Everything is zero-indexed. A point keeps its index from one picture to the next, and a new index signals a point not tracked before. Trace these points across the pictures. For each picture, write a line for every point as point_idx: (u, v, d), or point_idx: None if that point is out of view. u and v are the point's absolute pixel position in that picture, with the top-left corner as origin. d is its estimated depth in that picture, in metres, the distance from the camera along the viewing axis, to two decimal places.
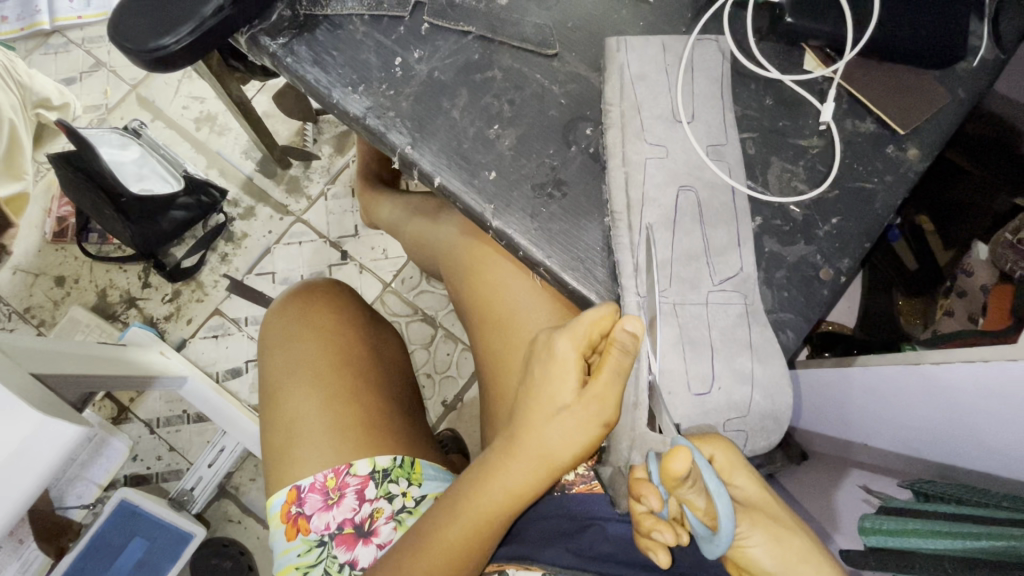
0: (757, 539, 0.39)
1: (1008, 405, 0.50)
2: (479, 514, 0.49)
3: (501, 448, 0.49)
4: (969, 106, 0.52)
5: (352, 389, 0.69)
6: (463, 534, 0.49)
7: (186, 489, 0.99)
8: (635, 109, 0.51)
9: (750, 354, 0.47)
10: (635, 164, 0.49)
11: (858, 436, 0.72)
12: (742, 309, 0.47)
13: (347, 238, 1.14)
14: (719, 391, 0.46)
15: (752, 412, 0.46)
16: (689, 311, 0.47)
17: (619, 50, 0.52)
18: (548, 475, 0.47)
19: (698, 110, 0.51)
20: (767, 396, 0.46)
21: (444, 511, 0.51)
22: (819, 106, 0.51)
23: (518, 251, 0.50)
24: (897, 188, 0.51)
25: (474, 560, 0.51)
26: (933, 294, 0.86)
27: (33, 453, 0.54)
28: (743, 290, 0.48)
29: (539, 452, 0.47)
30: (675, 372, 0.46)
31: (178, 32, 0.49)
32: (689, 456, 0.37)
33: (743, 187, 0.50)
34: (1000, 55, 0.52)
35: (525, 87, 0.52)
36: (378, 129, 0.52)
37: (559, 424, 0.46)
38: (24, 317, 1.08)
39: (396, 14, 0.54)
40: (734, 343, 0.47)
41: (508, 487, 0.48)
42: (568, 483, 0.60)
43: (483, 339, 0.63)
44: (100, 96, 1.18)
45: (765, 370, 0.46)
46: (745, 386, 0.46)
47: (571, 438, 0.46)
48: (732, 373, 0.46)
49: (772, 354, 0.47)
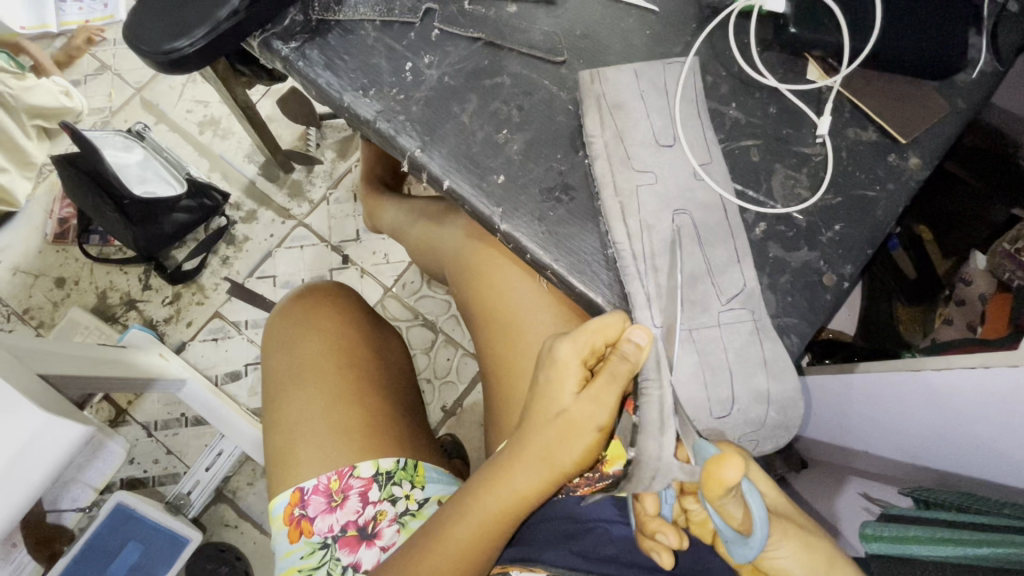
0: (784, 551, 0.40)
1: (1014, 416, 0.51)
2: (487, 513, 0.49)
3: (507, 450, 0.49)
4: (969, 117, 0.53)
5: (354, 394, 0.68)
6: (470, 534, 0.50)
7: (183, 492, 0.98)
8: (622, 131, 0.52)
9: (765, 373, 0.47)
10: (628, 193, 0.50)
11: (859, 444, 0.73)
12: (752, 326, 0.48)
13: (348, 242, 1.14)
14: (738, 412, 0.47)
15: (766, 430, 0.47)
16: (704, 334, 0.48)
17: (598, 78, 0.53)
18: (548, 479, 0.47)
19: (681, 130, 0.52)
20: (781, 409, 0.47)
21: (453, 511, 0.51)
22: (817, 118, 0.52)
23: (525, 255, 0.51)
24: (898, 197, 0.51)
25: (482, 562, 0.51)
26: (933, 303, 0.87)
27: (36, 456, 0.54)
28: (750, 305, 0.48)
29: (543, 453, 0.46)
30: (696, 400, 0.47)
31: (193, 35, 0.50)
32: (740, 467, 0.36)
33: (732, 195, 0.51)
34: (999, 68, 0.53)
35: (533, 93, 0.53)
36: (389, 133, 0.52)
37: (559, 426, 0.46)
38: (23, 318, 1.08)
39: (407, 20, 0.54)
40: (748, 363, 0.47)
41: (514, 488, 0.48)
42: (574, 484, 0.57)
43: (487, 342, 0.64)
44: (105, 98, 1.19)
45: (780, 387, 0.47)
46: (762, 404, 0.47)
47: (573, 441, 0.45)
48: (750, 393, 0.47)
49: (783, 368, 0.47)
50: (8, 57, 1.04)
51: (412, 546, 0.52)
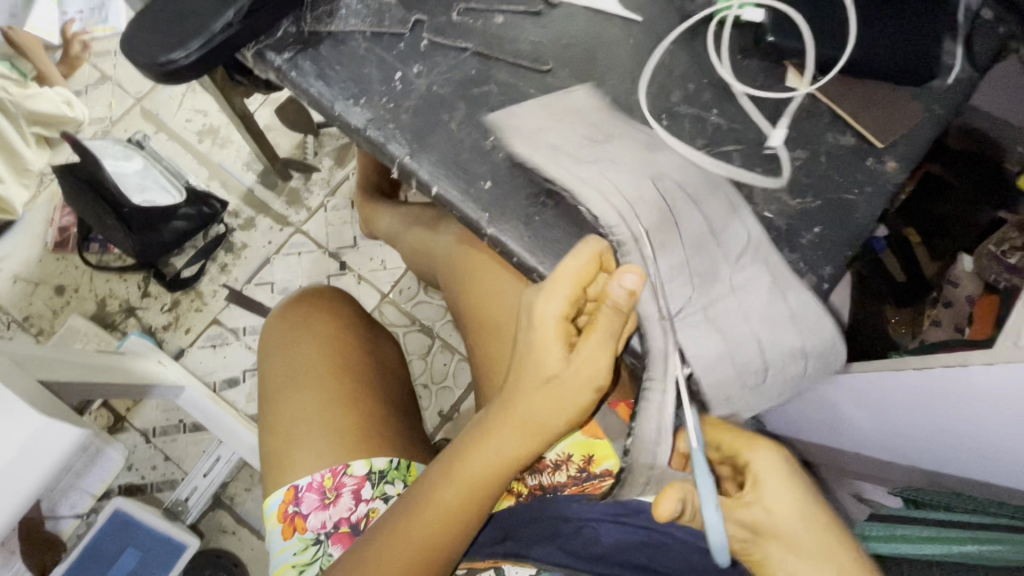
0: (787, 556, 0.44)
1: (997, 413, 0.52)
2: (475, 477, 0.52)
3: (495, 415, 0.52)
4: (946, 122, 0.54)
5: (359, 377, 0.71)
6: (457, 498, 0.52)
7: (181, 498, 1.00)
8: (607, 139, 0.53)
9: (796, 327, 0.50)
10: (614, 195, 0.51)
11: (850, 445, 0.74)
12: (770, 280, 0.50)
13: (345, 249, 1.15)
14: (776, 372, 0.50)
15: (808, 376, 0.51)
16: (721, 308, 0.50)
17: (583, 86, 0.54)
18: (538, 439, 0.51)
19: (665, 137, 0.54)
20: (821, 355, 0.51)
21: (440, 475, 0.53)
22: (767, 129, 0.54)
23: (512, 258, 0.52)
24: (877, 199, 0.53)
25: (469, 525, 0.54)
26: (920, 306, 0.89)
27: (32, 460, 0.54)
28: (762, 254, 0.51)
29: (532, 415, 0.50)
30: (727, 379, 0.49)
31: (189, 48, 0.52)
32: (667, 502, 0.43)
33: (720, 166, 0.53)
34: (974, 74, 0.55)
35: (520, 101, 0.55)
36: (378, 140, 0.54)
37: (548, 388, 0.50)
38: (23, 326, 1.09)
39: (397, 31, 0.56)
40: (778, 321, 0.50)
41: (502, 450, 0.51)
42: (561, 484, 0.61)
43: (479, 344, 0.65)
44: (105, 108, 1.21)
45: (812, 338, 0.50)
46: (799, 360, 0.50)
47: (561, 401, 0.50)
48: (783, 350, 0.50)
49: (815, 314, 0.50)
50: (10, 65, 1.06)
51: (395, 515, 0.54)
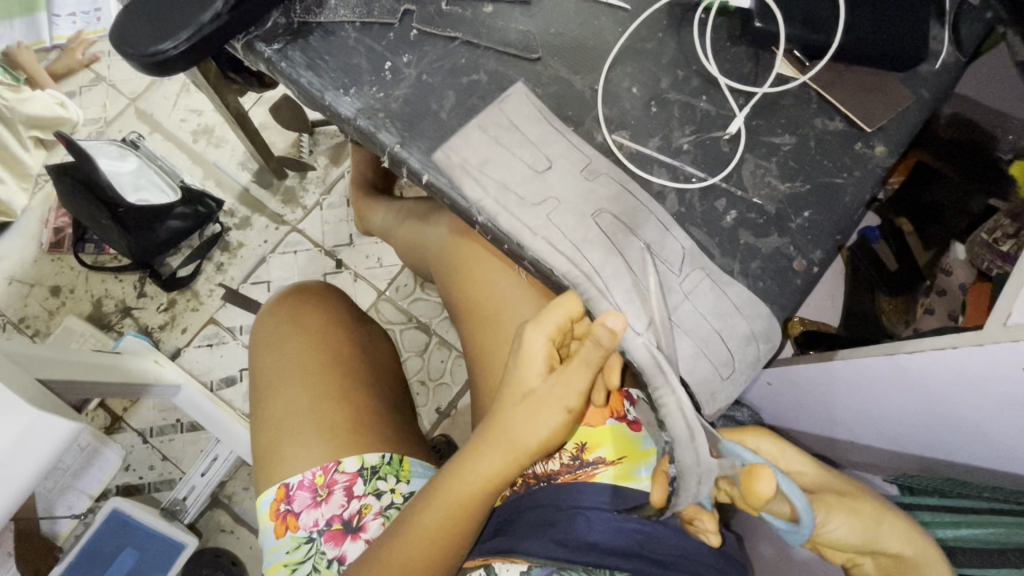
0: (837, 522, 0.43)
1: (985, 398, 0.52)
2: (454, 500, 0.51)
3: (476, 435, 0.52)
4: (933, 106, 0.55)
5: (340, 383, 0.70)
6: (436, 521, 0.52)
7: (179, 498, 0.99)
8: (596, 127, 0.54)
9: (743, 318, 0.50)
10: (599, 177, 0.52)
11: (844, 434, 0.74)
12: (711, 282, 0.51)
13: (341, 246, 1.15)
14: (740, 360, 0.50)
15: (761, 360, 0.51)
16: (683, 314, 0.50)
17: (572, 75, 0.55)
18: (514, 462, 0.50)
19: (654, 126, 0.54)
20: (767, 340, 0.51)
21: (423, 498, 0.54)
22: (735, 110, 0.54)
23: (503, 244, 0.52)
24: (864, 184, 0.53)
25: (453, 550, 0.53)
26: (913, 294, 0.89)
27: (25, 455, 0.54)
28: (702, 263, 0.51)
29: (507, 435, 0.49)
30: (707, 377, 0.49)
31: (177, 38, 0.52)
32: (770, 476, 0.41)
33: (662, 179, 0.53)
34: (961, 58, 0.55)
35: (509, 89, 0.55)
36: (368, 129, 0.54)
37: (524, 408, 0.49)
38: (18, 327, 1.09)
39: (386, 21, 0.56)
40: (727, 317, 0.50)
41: (479, 471, 0.50)
42: (555, 471, 0.60)
43: (472, 334, 0.65)
44: (99, 109, 1.21)
45: (757, 325, 0.51)
46: (752, 344, 0.50)
47: (536, 423, 0.48)
48: (740, 338, 0.50)
49: (756, 309, 0.51)
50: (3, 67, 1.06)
51: (385, 539, 0.55)
